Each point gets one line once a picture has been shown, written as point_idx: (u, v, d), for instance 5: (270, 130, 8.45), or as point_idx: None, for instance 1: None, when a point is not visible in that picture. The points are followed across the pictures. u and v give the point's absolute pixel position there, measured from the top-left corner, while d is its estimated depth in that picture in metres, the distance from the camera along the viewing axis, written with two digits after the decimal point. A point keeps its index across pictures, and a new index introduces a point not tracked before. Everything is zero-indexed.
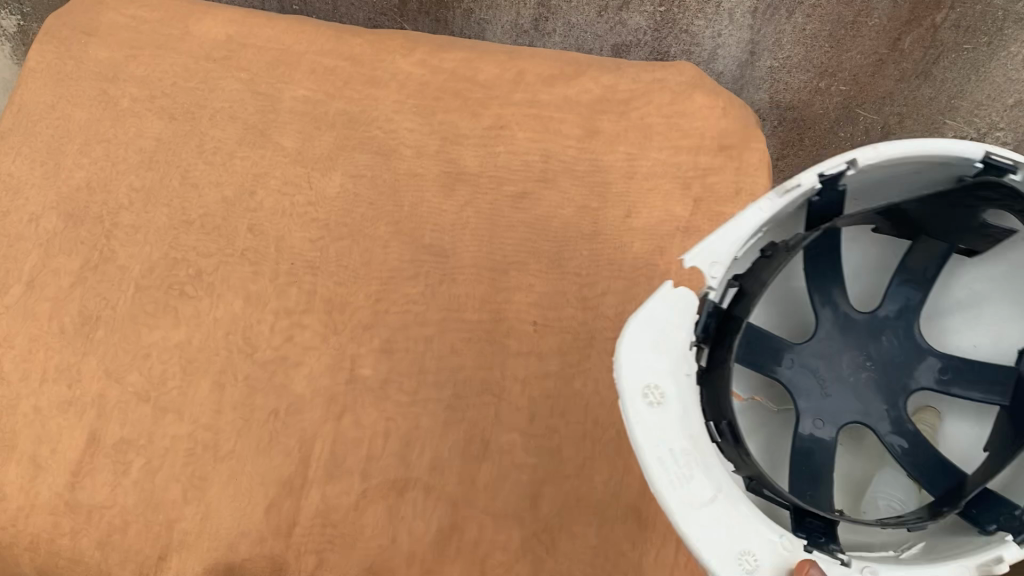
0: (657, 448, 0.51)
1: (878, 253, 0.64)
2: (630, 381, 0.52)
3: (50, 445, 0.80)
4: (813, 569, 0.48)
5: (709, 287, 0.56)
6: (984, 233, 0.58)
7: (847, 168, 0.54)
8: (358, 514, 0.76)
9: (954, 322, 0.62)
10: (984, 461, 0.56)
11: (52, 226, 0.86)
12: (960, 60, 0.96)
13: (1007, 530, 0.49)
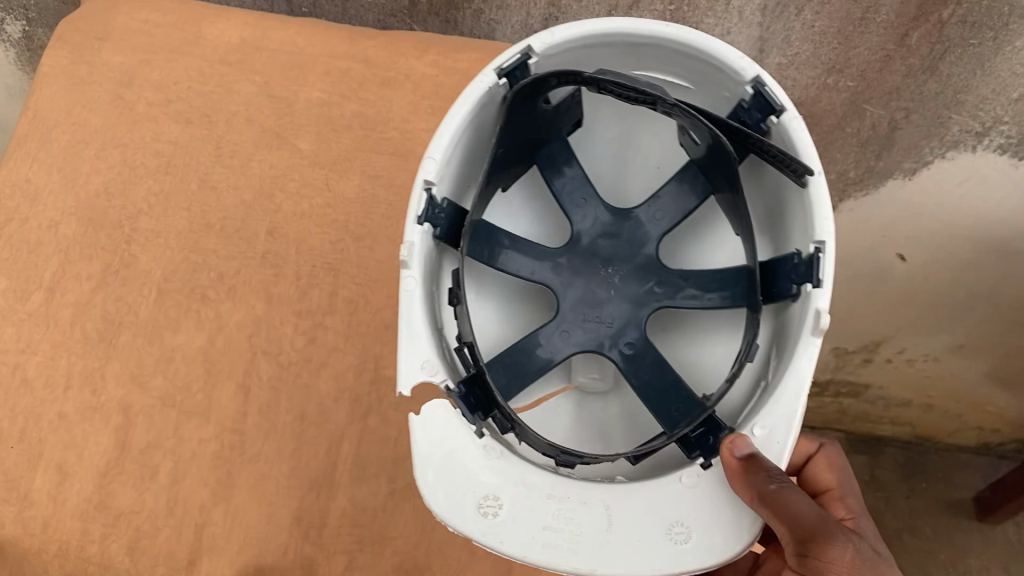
0: (536, 546, 0.52)
1: (539, 221, 0.69)
2: (467, 523, 0.53)
3: (76, 451, 0.79)
4: (740, 440, 0.53)
5: (443, 382, 0.56)
6: (568, 110, 0.64)
7: (430, 188, 0.59)
8: (388, 514, 0.78)
9: (607, 174, 0.69)
10: (766, 238, 0.63)
11: (72, 232, 0.86)
12: (965, 56, 0.93)
13: (805, 280, 0.56)
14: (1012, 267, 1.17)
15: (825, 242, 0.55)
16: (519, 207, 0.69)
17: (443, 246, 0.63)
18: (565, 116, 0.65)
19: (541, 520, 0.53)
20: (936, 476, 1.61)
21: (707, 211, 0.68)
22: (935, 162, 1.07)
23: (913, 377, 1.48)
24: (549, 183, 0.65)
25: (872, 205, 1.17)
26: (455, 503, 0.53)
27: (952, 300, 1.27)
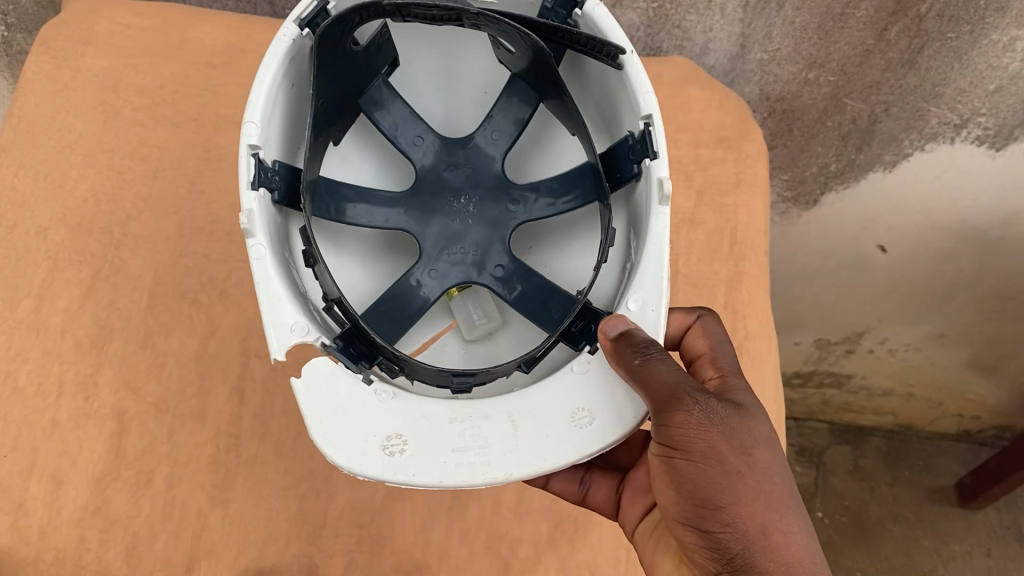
0: (450, 468, 0.55)
1: (366, 178, 0.74)
2: (375, 466, 0.55)
3: (69, 459, 0.79)
4: (616, 322, 0.56)
5: (318, 340, 0.58)
6: (378, 49, 0.68)
7: (255, 152, 0.60)
8: (388, 514, 0.79)
9: (441, 108, 0.77)
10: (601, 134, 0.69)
11: (60, 238, 0.85)
12: (943, 49, 0.94)
13: (642, 157, 0.61)
14: (990, 256, 1.19)
15: (651, 114, 0.60)
16: (359, 161, 0.74)
17: (284, 212, 0.64)
18: (380, 55, 0.69)
19: (445, 441, 0.56)
20: (918, 464, 1.63)
21: (541, 124, 0.76)
22: (915, 154, 1.08)
23: (895, 367, 1.50)
24: (379, 123, 0.71)
25: (853, 197, 1.18)
26: (359, 448, 0.55)
27: (933, 290, 1.29)
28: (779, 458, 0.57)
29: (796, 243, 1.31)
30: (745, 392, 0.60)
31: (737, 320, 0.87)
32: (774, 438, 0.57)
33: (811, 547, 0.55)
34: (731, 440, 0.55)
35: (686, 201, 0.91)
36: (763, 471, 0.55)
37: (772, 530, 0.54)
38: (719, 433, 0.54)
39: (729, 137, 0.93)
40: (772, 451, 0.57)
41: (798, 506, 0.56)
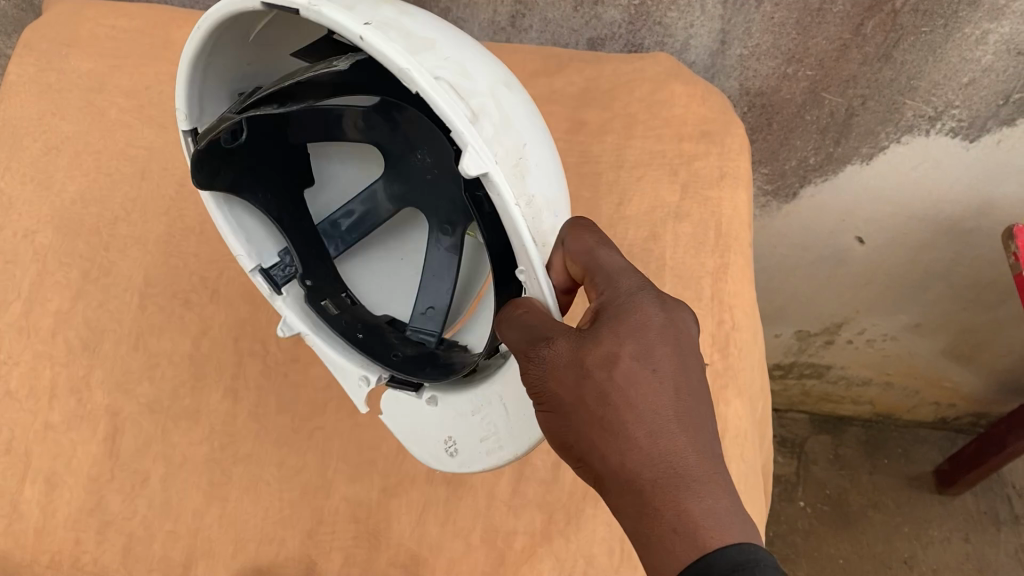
0: (483, 453, 0.63)
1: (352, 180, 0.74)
2: (447, 465, 0.66)
3: (64, 461, 0.79)
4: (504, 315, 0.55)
5: (379, 377, 0.71)
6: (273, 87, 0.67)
7: (257, 271, 0.72)
8: (383, 510, 0.78)
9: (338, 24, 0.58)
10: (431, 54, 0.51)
11: (48, 241, 0.85)
12: (918, 43, 0.96)
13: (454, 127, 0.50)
14: (965, 246, 1.21)
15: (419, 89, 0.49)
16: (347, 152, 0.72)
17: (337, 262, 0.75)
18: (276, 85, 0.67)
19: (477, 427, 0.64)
20: (897, 453, 1.65)
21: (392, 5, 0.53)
22: (891, 146, 1.11)
23: (872, 357, 1.52)
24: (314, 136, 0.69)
25: (832, 190, 1.20)
26: (431, 456, 0.67)
27: (911, 279, 1.31)
28: (654, 384, 0.46)
29: (776, 236, 1.32)
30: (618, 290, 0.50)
31: (725, 311, 0.88)
32: (622, 345, 0.47)
33: (675, 456, 0.44)
34: (559, 374, 0.48)
35: (671, 196, 0.93)
36: (596, 395, 0.46)
37: (614, 456, 0.45)
38: (558, 374, 0.48)
39: (713, 131, 0.94)
40: (614, 366, 0.46)
41: (662, 412, 0.45)
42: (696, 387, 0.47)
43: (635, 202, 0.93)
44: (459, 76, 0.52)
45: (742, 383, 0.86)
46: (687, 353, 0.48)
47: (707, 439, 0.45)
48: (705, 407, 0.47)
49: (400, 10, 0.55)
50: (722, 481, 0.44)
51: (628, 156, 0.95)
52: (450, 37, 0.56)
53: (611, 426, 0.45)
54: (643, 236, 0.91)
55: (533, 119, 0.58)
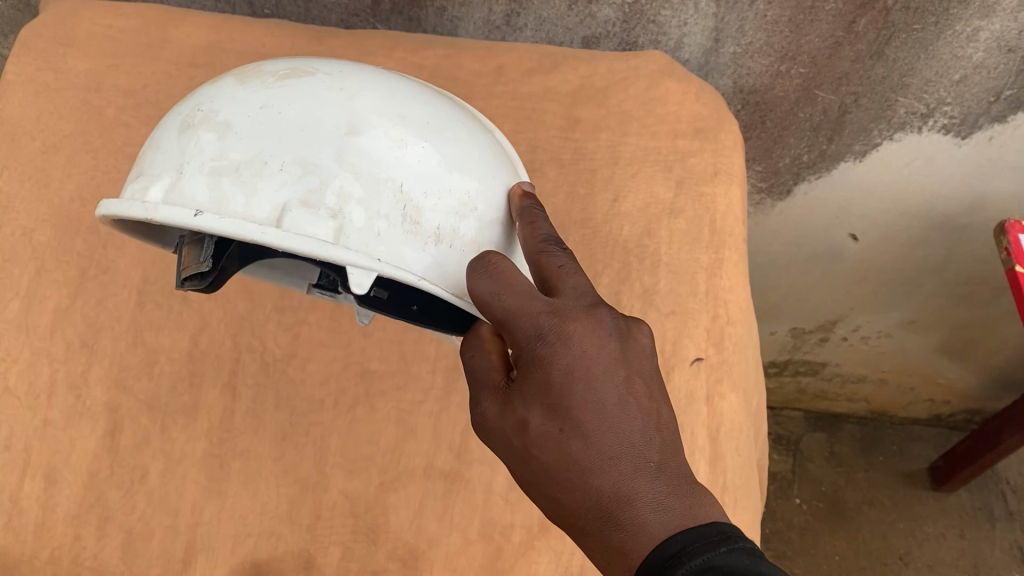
0: None
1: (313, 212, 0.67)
2: None
3: (64, 457, 0.80)
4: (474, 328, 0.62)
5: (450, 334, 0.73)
6: None
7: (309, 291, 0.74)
8: (381, 505, 0.79)
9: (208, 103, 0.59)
10: (287, 187, 0.54)
11: (46, 238, 0.85)
12: (910, 40, 0.97)
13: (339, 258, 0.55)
14: (957, 243, 1.22)
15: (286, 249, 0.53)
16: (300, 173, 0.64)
17: None
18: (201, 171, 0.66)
19: None
20: (892, 450, 1.66)
21: (243, 125, 0.56)
22: (884, 143, 1.12)
23: (867, 354, 1.53)
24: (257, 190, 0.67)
25: (826, 187, 1.21)
26: None
27: (904, 276, 1.32)
28: (562, 447, 0.47)
29: (770, 234, 1.33)
30: (520, 338, 0.50)
31: (719, 306, 0.89)
32: (527, 412, 0.49)
33: (591, 497, 0.46)
34: (498, 439, 0.52)
35: (666, 192, 0.93)
36: (522, 458, 0.50)
37: (552, 503, 0.49)
38: (496, 442, 0.52)
39: (706, 128, 0.95)
40: (528, 431, 0.49)
41: (572, 460, 0.47)
42: (614, 405, 0.47)
43: (630, 198, 0.94)
44: (301, 185, 0.54)
45: (737, 377, 0.87)
46: (597, 377, 0.48)
47: (627, 458, 0.46)
48: (629, 417, 0.47)
49: (220, 133, 0.56)
50: (647, 494, 0.46)
51: (622, 153, 0.96)
52: (280, 123, 0.56)
53: (540, 485, 0.49)
54: (639, 232, 0.92)
55: (398, 144, 0.57)
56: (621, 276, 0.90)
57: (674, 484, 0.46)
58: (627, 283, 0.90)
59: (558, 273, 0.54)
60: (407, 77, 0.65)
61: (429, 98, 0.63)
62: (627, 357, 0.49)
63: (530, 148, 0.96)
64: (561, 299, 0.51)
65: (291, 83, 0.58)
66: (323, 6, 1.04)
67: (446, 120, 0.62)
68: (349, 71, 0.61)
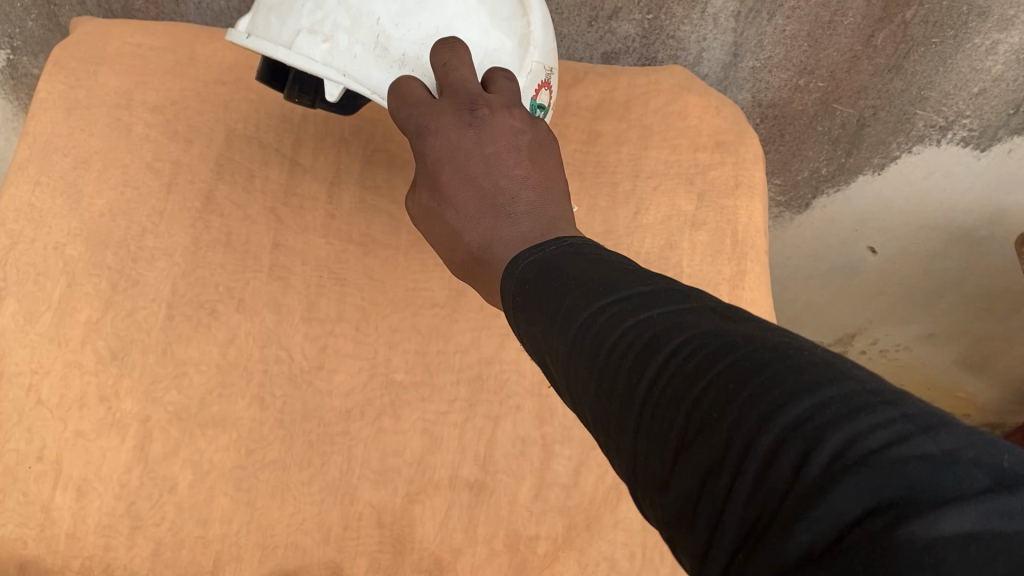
0: None
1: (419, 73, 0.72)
2: None
3: (95, 468, 0.80)
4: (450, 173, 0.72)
5: None
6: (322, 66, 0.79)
7: None
8: (408, 515, 0.80)
9: None
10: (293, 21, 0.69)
11: (77, 252, 0.86)
12: (928, 53, 0.98)
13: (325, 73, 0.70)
14: (974, 256, 1.23)
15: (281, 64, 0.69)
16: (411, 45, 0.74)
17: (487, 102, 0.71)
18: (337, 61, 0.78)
19: None
20: None
21: None
22: (902, 156, 1.12)
23: (887, 367, 1.53)
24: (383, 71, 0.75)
25: (844, 201, 1.21)
26: None
27: (923, 289, 1.32)
28: (448, 211, 0.59)
29: (788, 246, 1.34)
30: (413, 141, 0.62)
31: None
32: (422, 196, 0.62)
33: (468, 247, 0.58)
34: (420, 221, 0.64)
35: (687, 205, 0.94)
36: (431, 228, 0.63)
37: (455, 258, 0.61)
38: (421, 223, 0.65)
39: (726, 142, 0.97)
40: (427, 208, 0.62)
41: (451, 223, 0.59)
42: (476, 174, 0.58)
43: (652, 212, 0.94)
44: (312, 13, 0.69)
45: None
46: (460, 155, 0.59)
47: (487, 211, 0.57)
48: (489, 180, 0.58)
49: None
50: (506, 233, 0.55)
51: (644, 166, 0.96)
52: None
53: (446, 244, 0.61)
54: (660, 245, 0.93)
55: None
56: None
57: (526, 219, 0.55)
58: None
59: (445, 74, 0.63)
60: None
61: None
62: (485, 135, 0.59)
63: None
64: (440, 104, 0.61)
65: None
66: None
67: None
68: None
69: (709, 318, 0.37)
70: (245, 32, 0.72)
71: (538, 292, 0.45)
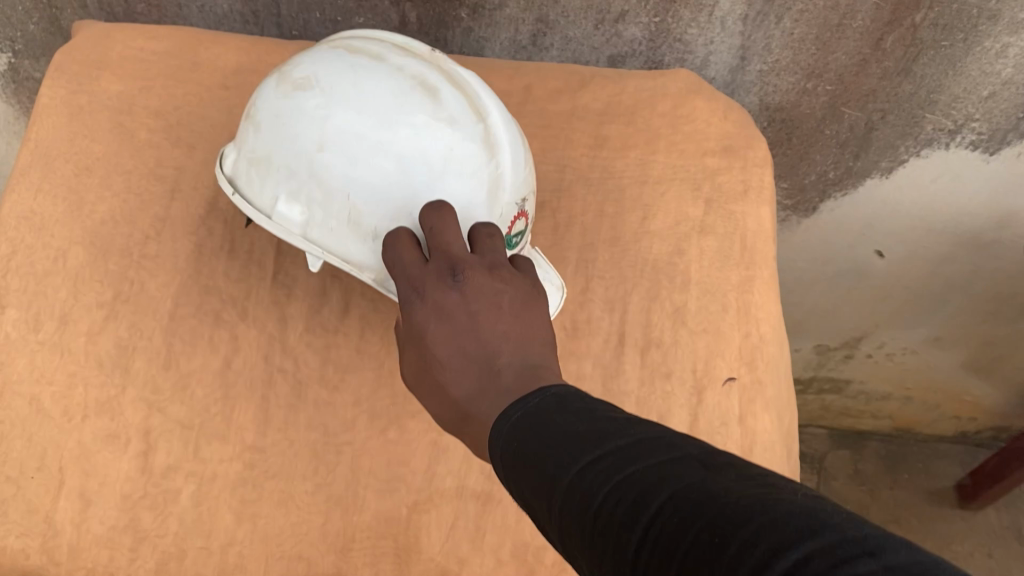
0: None
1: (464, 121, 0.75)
2: None
3: (97, 478, 0.79)
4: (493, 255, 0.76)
5: None
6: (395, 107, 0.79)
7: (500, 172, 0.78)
8: (414, 525, 0.79)
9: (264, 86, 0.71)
10: (273, 192, 0.71)
11: (79, 260, 0.86)
12: (938, 56, 0.97)
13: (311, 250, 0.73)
14: (984, 259, 1.22)
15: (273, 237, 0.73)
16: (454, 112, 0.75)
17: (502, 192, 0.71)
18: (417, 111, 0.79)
19: None
20: (917, 466, 1.62)
21: (268, 121, 0.69)
22: (911, 160, 1.11)
23: (893, 371, 1.52)
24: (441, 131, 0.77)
25: (851, 204, 1.20)
26: None
27: (930, 293, 1.31)
28: (439, 377, 0.57)
29: (795, 250, 1.32)
30: (403, 295, 0.62)
31: (750, 324, 0.88)
32: (411, 353, 0.61)
33: (456, 412, 0.57)
34: (410, 375, 0.63)
35: (696, 210, 0.93)
36: (419, 385, 0.61)
37: (444, 415, 0.59)
38: (411, 376, 0.63)
39: (734, 146, 0.96)
40: (415, 366, 0.61)
41: (440, 386, 0.58)
42: (464, 337, 0.56)
43: (659, 217, 0.93)
44: (288, 184, 0.70)
45: (770, 397, 0.86)
46: (446, 320, 0.57)
47: (472, 381, 0.55)
48: (473, 343, 0.56)
49: (254, 129, 0.71)
50: (485, 409, 0.53)
51: (651, 172, 0.95)
52: (280, 129, 0.68)
53: (435, 404, 0.59)
54: (668, 250, 0.91)
55: (350, 161, 0.66)
56: (651, 294, 0.89)
57: (515, 378, 0.53)
58: (657, 301, 0.89)
59: (437, 234, 0.63)
60: (397, 65, 0.69)
61: (401, 94, 0.67)
62: (473, 296, 0.57)
63: (560, 167, 0.95)
64: (429, 267, 0.61)
65: (294, 90, 0.67)
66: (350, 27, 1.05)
67: (406, 130, 0.66)
68: (336, 70, 0.67)
69: (687, 466, 0.37)
70: (232, 184, 0.75)
71: (518, 435, 0.45)
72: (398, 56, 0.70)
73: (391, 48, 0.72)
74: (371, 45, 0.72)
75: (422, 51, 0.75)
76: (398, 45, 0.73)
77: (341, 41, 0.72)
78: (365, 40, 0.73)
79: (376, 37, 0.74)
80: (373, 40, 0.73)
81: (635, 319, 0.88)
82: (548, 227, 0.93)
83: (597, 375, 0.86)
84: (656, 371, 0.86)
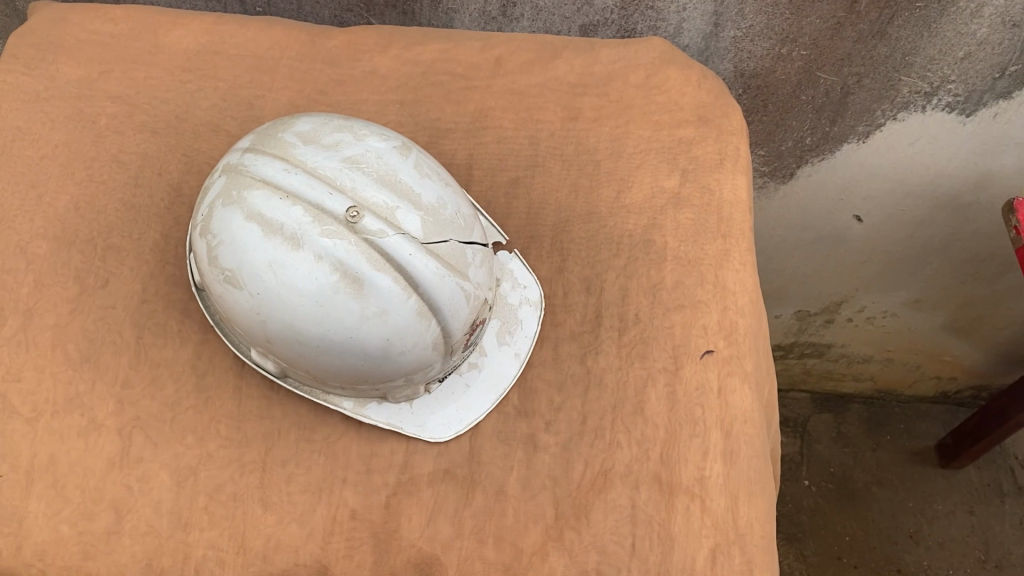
0: (464, 388, 0.83)
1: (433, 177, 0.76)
2: (457, 383, 0.83)
3: (67, 474, 0.77)
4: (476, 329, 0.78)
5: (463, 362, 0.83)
6: None
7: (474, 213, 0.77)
8: (393, 512, 0.79)
9: (199, 205, 0.71)
10: (221, 315, 0.74)
11: (43, 252, 0.84)
12: (913, 19, 0.96)
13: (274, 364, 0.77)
14: (963, 220, 1.21)
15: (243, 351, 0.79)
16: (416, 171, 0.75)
17: (449, 280, 0.69)
18: None
19: (464, 382, 0.83)
20: (899, 428, 1.61)
21: (198, 253, 0.70)
22: (888, 124, 1.10)
23: (874, 334, 1.52)
24: None
25: (829, 169, 1.18)
26: (447, 396, 0.83)
27: (908, 257, 1.31)
28: None
29: (772, 216, 1.30)
30: None
31: (728, 298, 0.87)
32: None
33: None
34: None
35: (671, 182, 0.92)
36: None
37: None
38: None
39: (708, 116, 0.95)
40: None
41: None
42: None
43: (635, 190, 0.92)
44: (228, 312, 0.71)
45: (748, 369, 0.85)
46: None
47: None
48: None
49: (193, 254, 0.72)
50: None
51: (625, 144, 0.94)
52: (207, 265, 0.69)
53: None
54: (644, 225, 0.90)
55: (295, 343, 0.69)
56: (627, 270, 0.88)
57: None
58: (634, 278, 0.88)
59: None
60: (314, 252, 0.64)
61: (327, 302, 0.65)
62: None
63: (532, 143, 0.94)
64: None
65: (215, 228, 0.67)
66: (315, 2, 1.03)
67: (340, 328, 0.67)
68: (261, 283, 0.65)
69: None
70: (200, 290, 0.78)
71: None
72: (316, 233, 0.64)
73: (303, 211, 0.64)
74: (282, 208, 0.64)
75: (340, 194, 0.65)
76: (311, 198, 0.65)
77: (251, 195, 0.66)
78: (276, 191, 0.65)
79: (287, 179, 0.65)
80: (284, 196, 0.65)
81: (612, 297, 0.87)
82: (523, 206, 0.92)
83: (575, 354, 0.85)
84: (635, 346, 0.85)
